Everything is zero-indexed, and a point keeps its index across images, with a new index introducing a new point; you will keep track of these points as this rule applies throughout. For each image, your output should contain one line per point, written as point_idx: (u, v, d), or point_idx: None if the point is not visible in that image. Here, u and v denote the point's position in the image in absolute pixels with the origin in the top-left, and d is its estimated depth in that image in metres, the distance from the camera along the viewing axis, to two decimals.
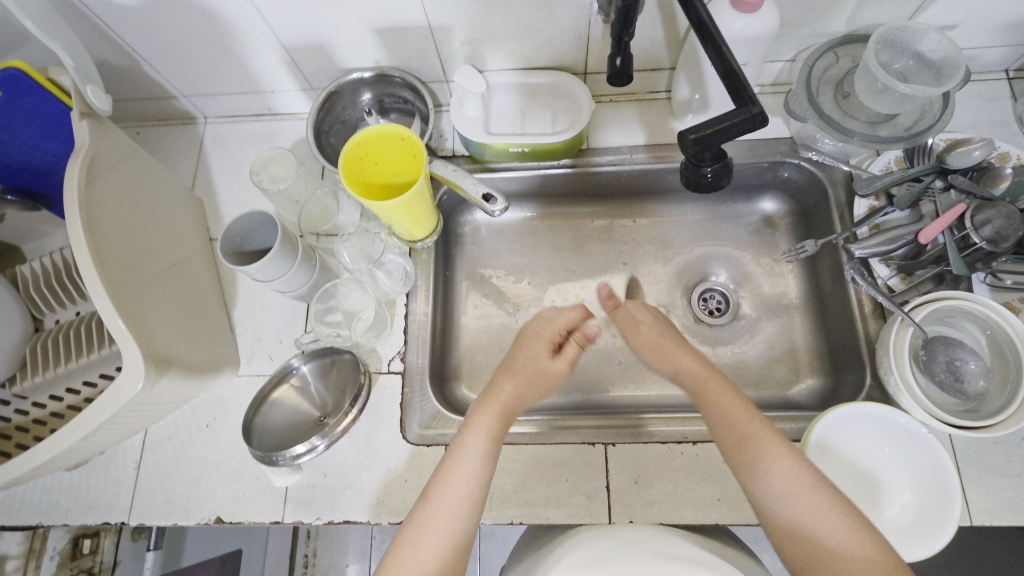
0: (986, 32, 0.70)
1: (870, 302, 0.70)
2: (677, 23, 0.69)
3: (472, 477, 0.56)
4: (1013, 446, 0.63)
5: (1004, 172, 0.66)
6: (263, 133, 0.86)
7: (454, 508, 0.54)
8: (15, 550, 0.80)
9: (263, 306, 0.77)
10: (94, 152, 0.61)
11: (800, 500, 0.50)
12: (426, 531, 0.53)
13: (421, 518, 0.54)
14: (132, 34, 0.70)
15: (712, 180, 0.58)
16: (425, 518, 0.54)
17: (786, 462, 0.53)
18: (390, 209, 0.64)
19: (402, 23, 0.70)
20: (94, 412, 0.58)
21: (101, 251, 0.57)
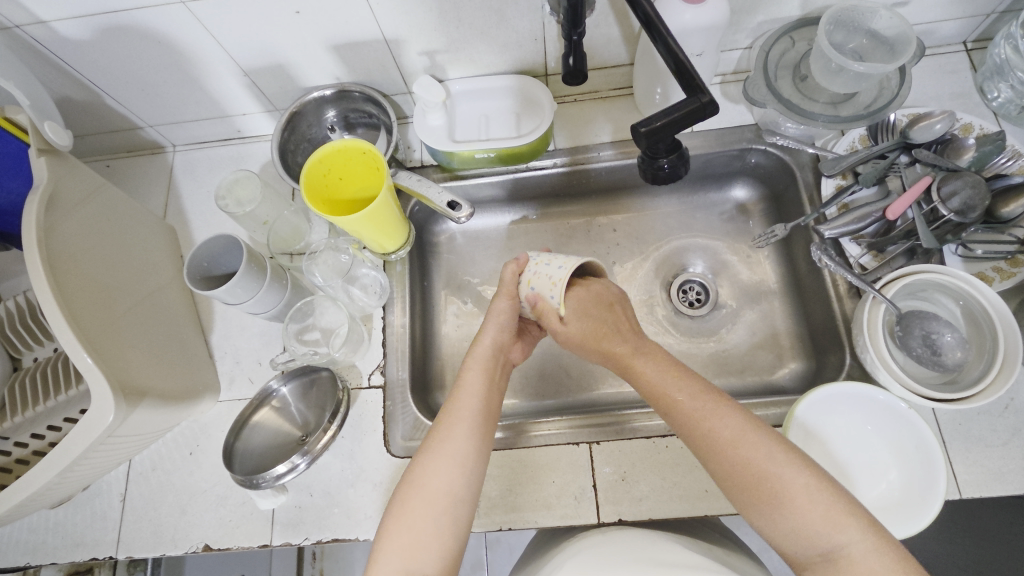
0: (939, 5, 0.71)
1: (845, 282, 0.70)
2: (630, 19, 0.70)
3: (464, 470, 0.54)
4: (997, 415, 0.62)
5: (967, 143, 0.67)
6: (232, 157, 0.86)
7: (446, 499, 0.53)
8: None
9: (241, 329, 0.77)
10: (54, 189, 0.60)
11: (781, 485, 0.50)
12: (418, 521, 0.52)
13: (408, 510, 0.52)
14: (90, 68, 0.71)
15: (669, 171, 0.58)
16: (413, 511, 0.52)
17: (787, 464, 0.50)
18: (358, 223, 0.64)
19: (358, 38, 0.70)
20: (67, 449, 0.57)
21: (64, 285, 0.57)
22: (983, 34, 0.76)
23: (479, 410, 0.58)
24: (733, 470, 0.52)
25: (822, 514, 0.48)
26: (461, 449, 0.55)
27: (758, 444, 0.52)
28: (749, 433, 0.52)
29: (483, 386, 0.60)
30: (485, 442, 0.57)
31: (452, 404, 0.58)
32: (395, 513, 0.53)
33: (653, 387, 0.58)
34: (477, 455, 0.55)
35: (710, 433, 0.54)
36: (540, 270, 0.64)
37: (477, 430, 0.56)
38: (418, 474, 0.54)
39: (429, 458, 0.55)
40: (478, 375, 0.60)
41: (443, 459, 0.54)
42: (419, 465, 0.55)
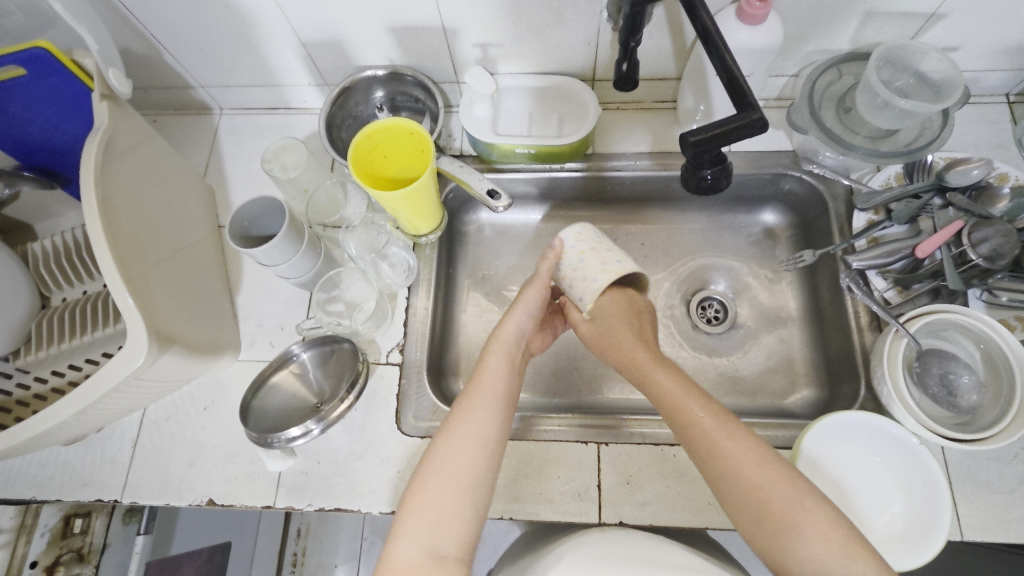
0: (987, 55, 0.72)
1: (866, 314, 0.71)
2: (684, 34, 0.71)
3: (484, 451, 0.55)
4: (1006, 462, 0.63)
5: (1002, 193, 0.67)
6: (277, 126, 0.88)
7: (466, 476, 0.54)
8: (8, 525, 0.79)
9: (267, 293, 0.79)
10: (112, 133, 0.62)
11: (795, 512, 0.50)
12: (438, 497, 0.52)
13: (427, 486, 0.53)
14: (155, 23, 0.73)
15: (712, 182, 0.59)
16: (432, 487, 0.53)
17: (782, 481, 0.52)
18: (396, 201, 0.65)
19: (417, 23, 0.72)
20: (95, 385, 0.58)
21: (113, 227, 0.59)
22: None
23: (499, 391, 0.59)
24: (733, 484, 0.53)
25: (821, 529, 0.49)
26: (481, 428, 0.56)
27: (766, 461, 0.53)
28: (746, 445, 0.54)
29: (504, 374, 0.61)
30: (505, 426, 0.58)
31: (473, 387, 0.60)
32: (415, 489, 0.53)
33: (667, 396, 0.59)
34: (497, 441, 0.56)
35: (720, 451, 0.54)
36: (577, 265, 0.68)
37: (499, 415, 0.58)
38: (439, 452, 0.55)
39: (451, 435, 0.56)
40: (499, 360, 0.62)
41: (465, 437, 0.55)
42: (441, 443, 0.55)
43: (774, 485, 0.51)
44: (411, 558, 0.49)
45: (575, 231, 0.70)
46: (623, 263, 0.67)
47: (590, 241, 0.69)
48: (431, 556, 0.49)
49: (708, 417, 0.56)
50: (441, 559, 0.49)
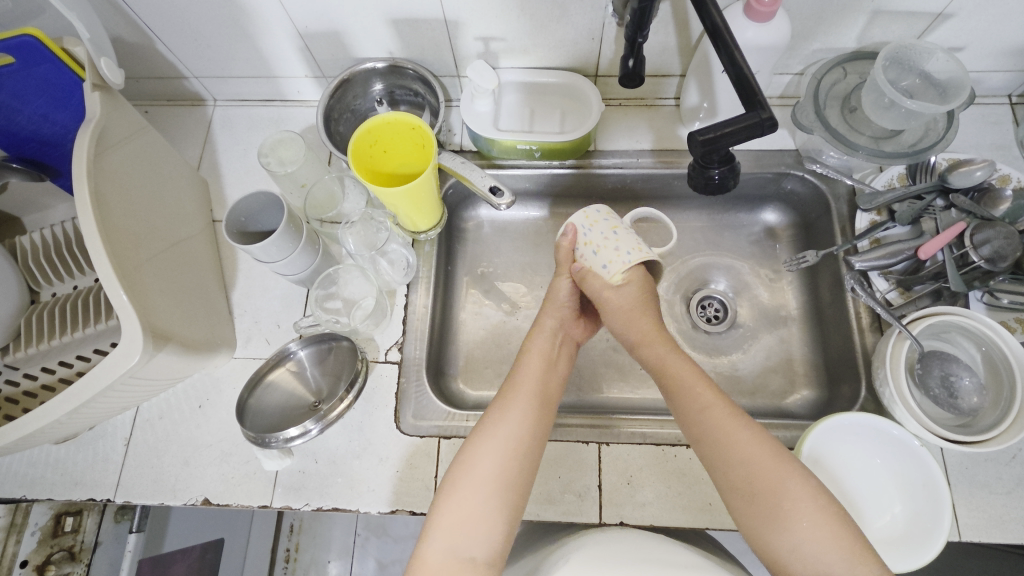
0: (991, 55, 0.72)
1: (867, 315, 0.71)
2: (690, 30, 0.70)
3: (515, 455, 0.56)
4: (1004, 464, 0.63)
5: (1004, 194, 0.67)
6: (272, 119, 0.86)
7: (496, 481, 0.54)
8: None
9: (263, 289, 0.77)
10: (104, 125, 0.61)
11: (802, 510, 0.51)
12: (466, 502, 0.53)
13: (458, 490, 0.54)
14: (148, 12, 0.71)
15: (719, 182, 0.59)
16: (463, 491, 0.54)
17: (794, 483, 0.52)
18: (397, 197, 0.64)
19: (418, 15, 0.70)
20: (90, 384, 0.57)
21: (108, 223, 0.57)
22: None
23: (535, 393, 0.60)
24: (737, 481, 0.54)
25: (829, 536, 0.49)
26: (513, 432, 0.57)
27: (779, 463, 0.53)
28: (756, 441, 0.55)
29: (539, 372, 0.62)
30: (540, 429, 0.58)
31: (509, 387, 0.61)
32: (447, 493, 0.54)
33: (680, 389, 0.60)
34: (526, 443, 0.57)
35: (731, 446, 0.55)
36: (586, 254, 0.67)
37: (529, 417, 0.58)
38: (470, 456, 0.56)
39: (483, 438, 0.56)
40: (535, 361, 0.63)
41: (496, 441, 0.56)
42: (473, 447, 0.56)
43: (785, 486, 0.52)
44: (443, 561, 0.51)
45: (586, 215, 0.68)
46: (635, 253, 0.64)
47: (602, 232, 0.66)
48: (459, 558, 0.51)
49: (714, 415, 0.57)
50: (471, 562, 0.51)
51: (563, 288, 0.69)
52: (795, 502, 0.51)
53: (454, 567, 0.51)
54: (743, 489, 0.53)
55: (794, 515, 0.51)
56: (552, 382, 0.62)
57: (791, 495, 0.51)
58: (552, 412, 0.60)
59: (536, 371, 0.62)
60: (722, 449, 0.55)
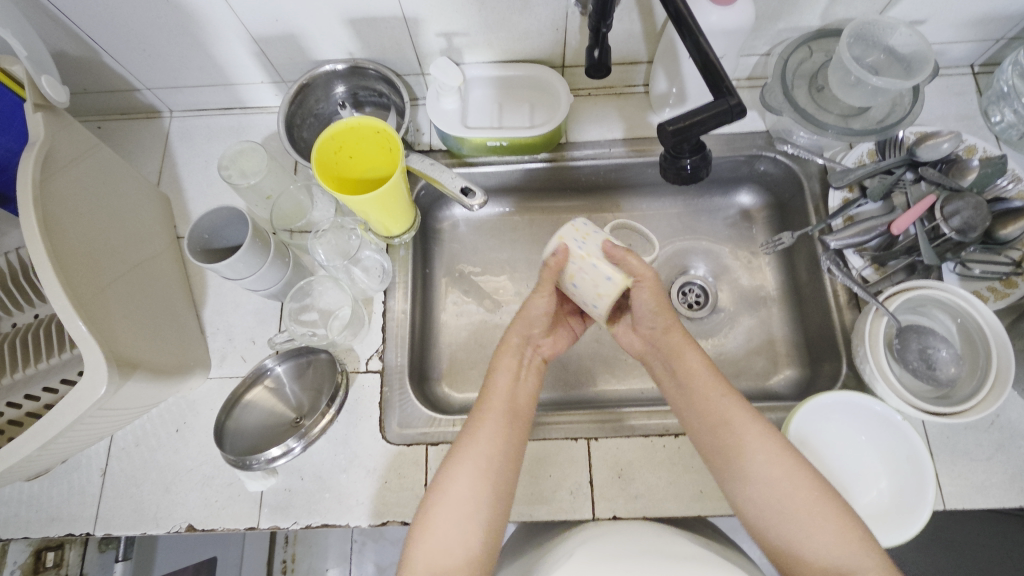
0: (952, 27, 0.72)
1: (845, 293, 0.71)
2: (654, 16, 0.69)
3: (487, 477, 0.54)
4: (983, 431, 0.64)
5: (971, 164, 0.68)
6: (232, 128, 0.83)
7: (470, 502, 0.53)
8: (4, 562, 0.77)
9: (234, 305, 0.75)
10: (50, 147, 0.58)
11: (800, 510, 0.50)
12: (443, 528, 0.52)
13: (433, 512, 0.53)
14: (91, 24, 0.67)
15: (691, 172, 0.58)
16: (440, 513, 0.52)
17: (793, 491, 0.51)
18: (366, 204, 0.62)
19: (375, 13, 0.68)
20: (56, 419, 0.55)
21: (60, 251, 0.55)
22: (991, 59, 0.78)
23: (506, 409, 0.58)
24: (746, 498, 0.53)
25: (839, 543, 0.48)
26: (485, 450, 0.55)
27: (781, 463, 0.52)
28: (765, 445, 0.53)
29: (510, 385, 0.60)
30: (512, 445, 0.57)
31: (479, 406, 0.59)
32: (423, 514, 0.53)
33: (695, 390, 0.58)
34: (499, 462, 0.55)
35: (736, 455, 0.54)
36: (584, 267, 0.58)
37: (502, 435, 0.57)
38: (443, 482, 0.54)
39: (456, 459, 0.55)
40: (507, 372, 0.61)
41: (469, 463, 0.54)
42: (447, 469, 0.55)
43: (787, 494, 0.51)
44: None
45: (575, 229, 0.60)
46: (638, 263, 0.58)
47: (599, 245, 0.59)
48: None
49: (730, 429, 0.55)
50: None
51: (536, 307, 0.62)
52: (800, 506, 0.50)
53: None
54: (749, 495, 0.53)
55: (794, 522, 0.50)
56: (523, 397, 0.60)
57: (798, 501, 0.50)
58: (524, 428, 0.59)
59: (505, 386, 0.60)
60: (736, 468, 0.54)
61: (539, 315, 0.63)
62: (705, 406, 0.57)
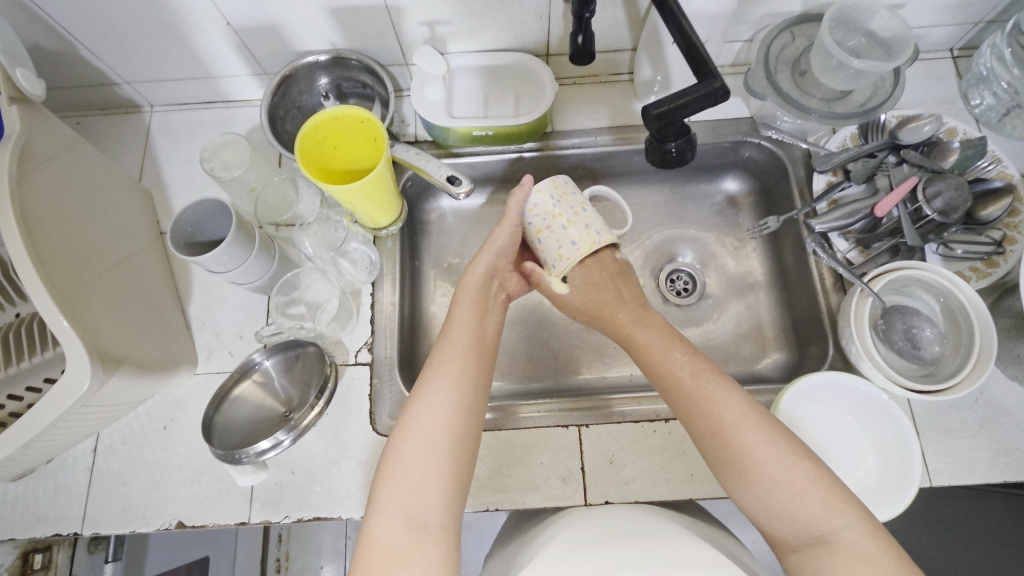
0: (932, 11, 0.73)
1: (830, 276, 0.72)
2: (637, 3, 0.69)
3: (461, 413, 0.54)
4: (967, 409, 0.65)
5: (952, 146, 0.69)
6: (215, 121, 0.82)
7: (443, 437, 0.53)
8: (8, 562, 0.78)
9: (221, 300, 0.74)
10: (28, 141, 0.57)
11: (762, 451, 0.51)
12: (411, 459, 0.51)
13: (404, 449, 0.52)
14: (66, 16, 0.66)
15: (677, 155, 0.59)
16: (410, 448, 0.52)
17: (757, 428, 0.53)
18: (351, 194, 0.62)
19: (357, 3, 0.67)
20: (38, 417, 0.54)
21: (39, 247, 0.54)
22: (969, 43, 0.79)
23: (470, 344, 0.59)
24: (723, 448, 0.53)
25: (803, 483, 0.49)
26: (454, 386, 0.55)
27: (739, 410, 0.54)
28: (727, 394, 0.55)
29: (474, 321, 0.62)
30: (480, 380, 0.57)
31: (444, 346, 0.59)
32: (394, 453, 0.52)
33: (648, 350, 0.61)
34: (472, 395, 0.56)
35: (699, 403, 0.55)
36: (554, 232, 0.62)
37: (471, 370, 0.57)
38: (413, 413, 0.54)
39: (426, 394, 0.55)
40: (466, 312, 0.62)
41: (441, 398, 0.54)
42: (414, 406, 0.54)
43: (755, 441, 0.52)
44: (393, 535, 0.48)
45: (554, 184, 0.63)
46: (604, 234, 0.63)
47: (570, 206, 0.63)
48: (413, 527, 0.49)
49: (692, 375, 0.57)
50: (424, 529, 0.49)
51: (506, 236, 0.65)
52: (765, 446, 0.52)
53: (407, 536, 0.48)
54: (713, 440, 0.54)
55: (757, 456, 0.51)
56: (487, 333, 0.62)
57: (755, 436, 0.52)
58: (490, 364, 0.60)
59: (467, 324, 0.61)
60: (699, 418, 0.55)
61: (506, 246, 0.66)
62: (654, 360, 0.60)
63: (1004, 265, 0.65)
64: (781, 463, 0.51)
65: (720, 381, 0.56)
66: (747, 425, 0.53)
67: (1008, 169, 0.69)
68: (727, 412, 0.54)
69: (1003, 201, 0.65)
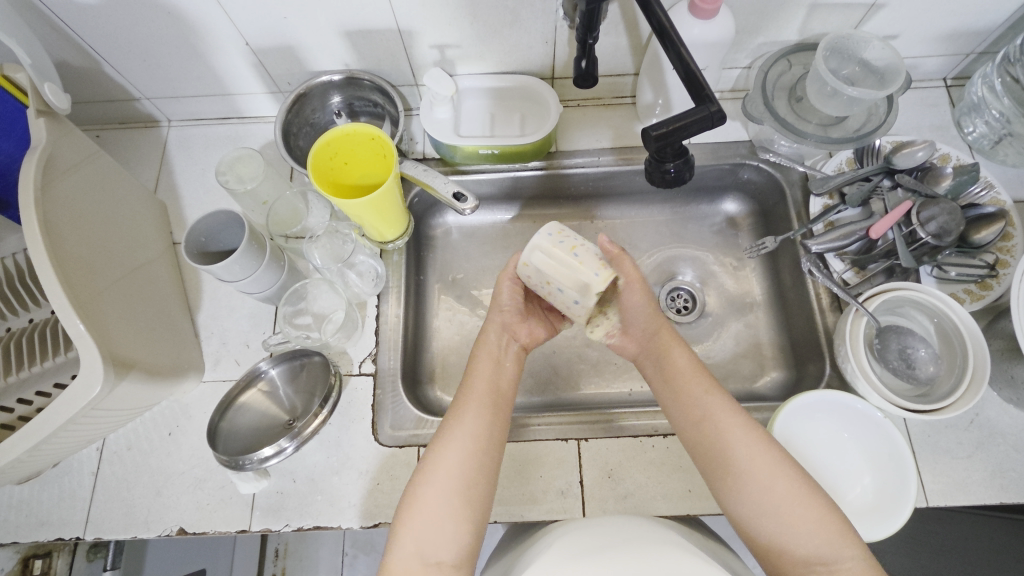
0: (924, 41, 0.76)
1: (827, 296, 0.73)
2: (639, 30, 0.72)
3: (474, 457, 0.55)
4: (963, 429, 0.66)
5: (945, 172, 0.71)
6: (230, 136, 0.85)
7: (457, 483, 0.54)
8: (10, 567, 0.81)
9: (229, 310, 0.76)
10: (52, 152, 0.59)
11: (767, 485, 0.53)
12: (429, 506, 0.53)
13: (419, 495, 0.53)
14: (94, 35, 0.69)
15: (675, 175, 0.60)
16: (428, 490, 0.53)
17: (768, 465, 0.53)
18: (359, 208, 0.64)
19: (371, 26, 0.70)
20: (48, 419, 0.55)
21: (59, 253, 0.56)
22: (962, 72, 0.81)
23: (489, 390, 0.60)
24: (732, 479, 0.54)
25: (814, 525, 0.50)
26: (470, 432, 0.57)
27: (749, 444, 0.55)
28: (741, 430, 0.56)
29: (492, 369, 0.63)
30: (496, 428, 0.58)
31: (464, 392, 0.61)
32: (410, 499, 0.54)
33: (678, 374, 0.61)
34: (488, 442, 0.57)
35: (711, 434, 0.56)
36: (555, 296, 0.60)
37: (488, 419, 0.58)
38: (428, 462, 0.55)
39: (442, 443, 0.56)
40: (487, 360, 0.64)
41: (454, 445, 0.56)
42: (432, 453, 0.56)
43: (764, 477, 0.53)
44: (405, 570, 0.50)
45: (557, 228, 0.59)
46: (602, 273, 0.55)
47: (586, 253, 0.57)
48: (425, 565, 0.50)
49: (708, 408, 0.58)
50: (436, 566, 0.50)
51: (506, 294, 0.66)
52: (787, 499, 0.52)
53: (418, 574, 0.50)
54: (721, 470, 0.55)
55: (764, 490, 0.52)
56: (504, 380, 0.62)
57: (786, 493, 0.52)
58: (508, 409, 0.60)
59: (487, 371, 0.62)
60: (709, 449, 0.56)
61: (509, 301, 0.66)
62: (678, 386, 0.60)
63: (997, 288, 0.67)
64: (786, 497, 0.52)
65: (732, 413, 0.57)
66: (780, 482, 0.52)
67: (1000, 195, 0.70)
68: (744, 454, 0.54)
69: (995, 226, 0.67)
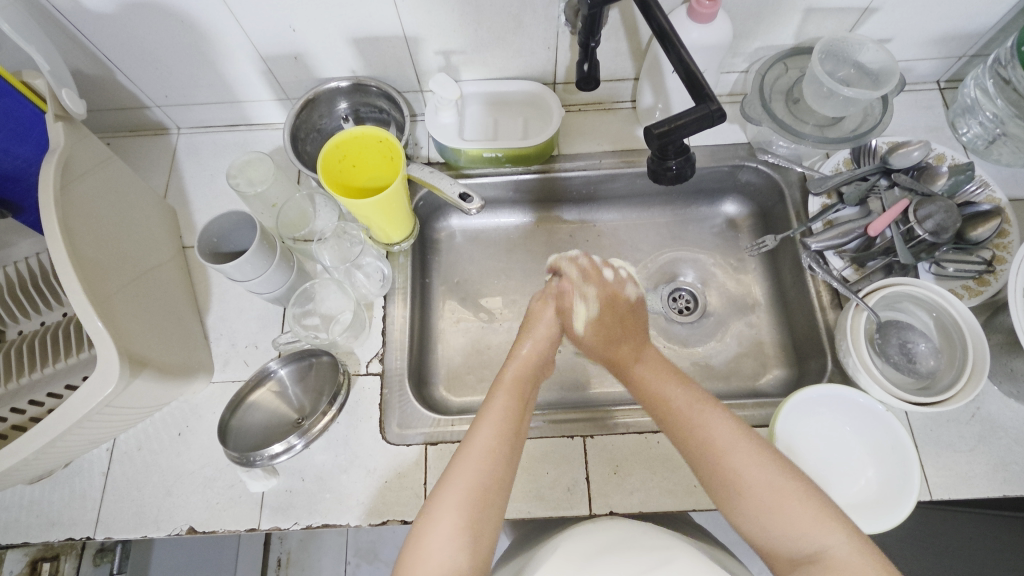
0: (918, 45, 0.78)
1: (827, 292, 0.74)
2: (639, 34, 0.74)
3: (480, 505, 0.51)
4: (965, 423, 0.66)
5: (940, 171, 0.73)
6: (238, 143, 0.87)
7: (465, 529, 0.50)
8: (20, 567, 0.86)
9: (238, 312, 0.77)
10: (69, 156, 0.61)
11: (797, 518, 0.49)
12: (433, 553, 0.48)
13: (423, 541, 0.49)
14: (108, 42, 0.71)
15: (676, 172, 0.62)
16: (431, 541, 0.49)
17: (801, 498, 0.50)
18: (368, 209, 0.65)
19: (378, 33, 0.72)
20: (63, 415, 0.56)
21: (77, 254, 0.57)
22: (955, 75, 0.83)
23: (501, 438, 0.56)
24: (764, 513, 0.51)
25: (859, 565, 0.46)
26: (477, 478, 0.52)
27: (773, 477, 0.52)
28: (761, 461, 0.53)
29: (510, 416, 0.58)
30: (504, 474, 0.54)
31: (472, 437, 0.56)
32: (413, 543, 0.49)
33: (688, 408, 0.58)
34: (498, 489, 0.53)
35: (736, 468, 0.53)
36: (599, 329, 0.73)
37: (497, 466, 0.54)
38: (433, 507, 0.51)
39: (448, 488, 0.52)
40: (502, 405, 0.59)
41: (458, 488, 0.52)
42: (436, 499, 0.52)
43: (799, 512, 0.49)
44: None
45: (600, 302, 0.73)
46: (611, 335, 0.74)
47: None
48: None
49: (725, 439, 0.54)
50: None
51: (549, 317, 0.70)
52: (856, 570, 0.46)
53: None
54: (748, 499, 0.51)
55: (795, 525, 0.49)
56: (517, 428, 0.58)
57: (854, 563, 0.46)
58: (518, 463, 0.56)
59: (502, 415, 0.58)
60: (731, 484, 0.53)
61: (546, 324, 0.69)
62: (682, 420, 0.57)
63: (994, 285, 0.68)
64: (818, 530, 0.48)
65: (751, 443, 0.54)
66: (817, 534, 0.48)
67: (995, 194, 0.72)
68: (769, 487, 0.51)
69: (992, 223, 0.68)
